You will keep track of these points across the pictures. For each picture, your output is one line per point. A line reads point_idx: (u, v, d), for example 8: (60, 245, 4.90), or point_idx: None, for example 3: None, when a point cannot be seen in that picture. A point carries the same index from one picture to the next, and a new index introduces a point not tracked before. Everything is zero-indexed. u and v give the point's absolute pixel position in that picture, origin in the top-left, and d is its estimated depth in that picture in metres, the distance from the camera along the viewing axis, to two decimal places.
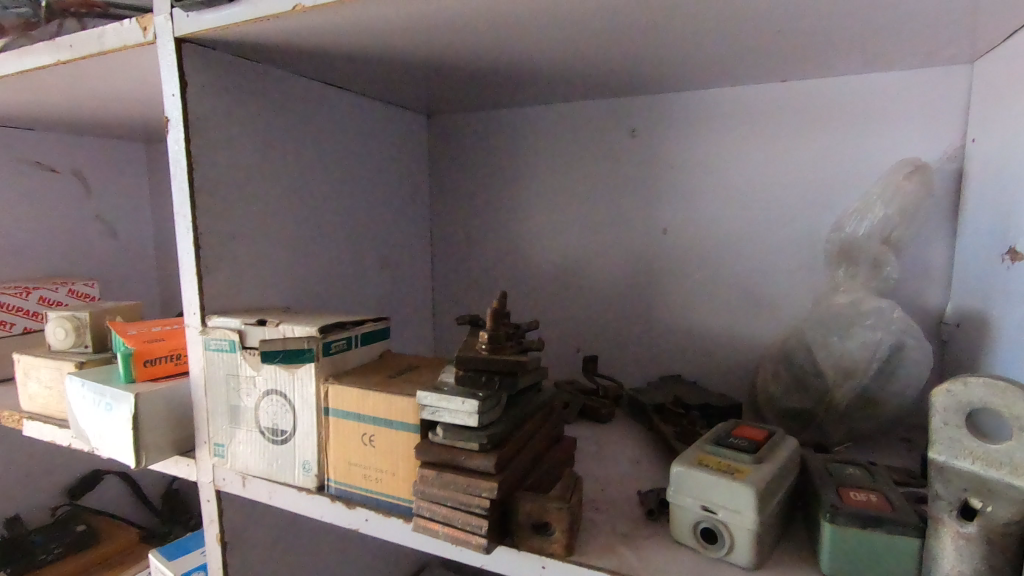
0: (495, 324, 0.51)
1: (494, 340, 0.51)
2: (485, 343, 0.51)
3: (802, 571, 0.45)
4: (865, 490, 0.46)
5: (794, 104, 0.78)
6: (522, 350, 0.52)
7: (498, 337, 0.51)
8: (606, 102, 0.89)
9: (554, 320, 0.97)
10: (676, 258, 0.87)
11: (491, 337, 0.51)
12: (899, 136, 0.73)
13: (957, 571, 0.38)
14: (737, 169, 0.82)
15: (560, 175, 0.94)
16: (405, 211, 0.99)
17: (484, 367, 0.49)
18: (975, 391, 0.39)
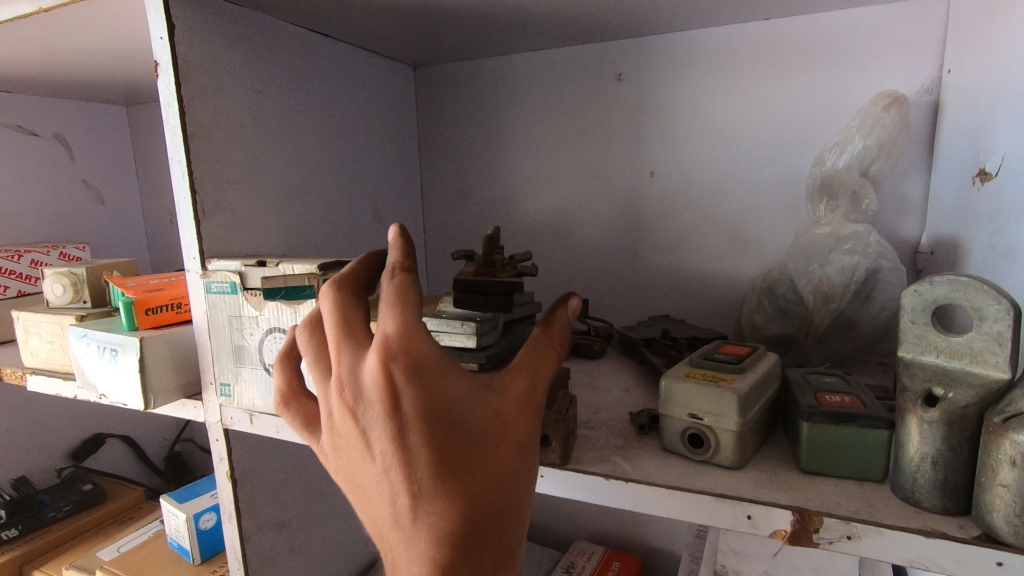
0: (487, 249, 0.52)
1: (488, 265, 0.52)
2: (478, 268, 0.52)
3: (782, 469, 0.49)
4: (841, 393, 0.50)
5: (778, 42, 0.79)
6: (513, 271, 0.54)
7: (491, 260, 0.53)
8: (593, 47, 0.90)
9: (545, 267, 0.99)
10: (663, 200, 0.89)
11: (486, 261, 0.53)
12: (877, 71, 0.75)
13: (921, 454, 0.41)
14: (722, 110, 0.83)
15: (549, 122, 0.95)
16: (395, 164, 1.00)
17: (476, 287, 0.50)
18: (940, 288, 0.41)
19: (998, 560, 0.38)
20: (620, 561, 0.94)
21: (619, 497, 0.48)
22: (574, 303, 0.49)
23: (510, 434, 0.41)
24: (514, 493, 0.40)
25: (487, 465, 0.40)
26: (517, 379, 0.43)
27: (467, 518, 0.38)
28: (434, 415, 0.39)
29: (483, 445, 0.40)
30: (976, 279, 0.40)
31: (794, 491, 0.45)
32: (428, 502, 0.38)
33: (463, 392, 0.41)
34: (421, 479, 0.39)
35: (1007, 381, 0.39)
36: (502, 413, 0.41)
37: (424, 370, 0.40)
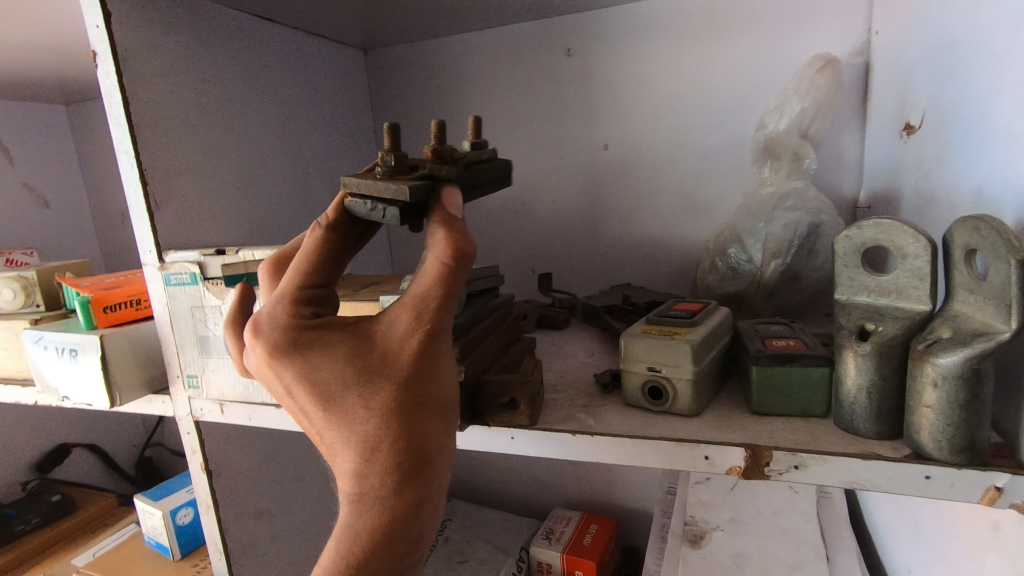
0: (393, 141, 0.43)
1: (396, 165, 0.43)
2: (385, 168, 0.43)
3: (736, 413, 0.52)
4: (786, 338, 0.53)
5: (717, 10, 0.82)
6: (426, 172, 0.43)
7: (401, 158, 0.43)
8: (542, 22, 0.91)
9: (507, 243, 1.01)
10: (618, 171, 0.91)
11: (391, 160, 0.43)
12: (811, 35, 0.78)
13: (858, 386, 0.45)
14: (669, 80, 0.86)
15: (503, 99, 0.96)
16: (352, 148, 1.00)
17: (369, 194, 0.41)
18: (867, 232, 0.45)
19: (926, 474, 0.41)
20: (597, 523, 0.98)
21: (586, 451, 0.50)
22: (450, 197, 0.42)
23: (392, 372, 0.39)
24: (412, 436, 0.39)
25: (370, 413, 0.38)
26: (396, 311, 0.39)
27: (362, 469, 0.39)
28: (306, 377, 0.39)
29: (360, 394, 0.39)
30: (895, 221, 0.44)
31: (747, 430, 0.48)
32: (332, 447, 0.40)
33: (334, 348, 0.40)
34: (323, 434, 0.40)
35: (928, 312, 0.42)
36: (378, 353, 0.39)
37: (289, 335, 0.40)
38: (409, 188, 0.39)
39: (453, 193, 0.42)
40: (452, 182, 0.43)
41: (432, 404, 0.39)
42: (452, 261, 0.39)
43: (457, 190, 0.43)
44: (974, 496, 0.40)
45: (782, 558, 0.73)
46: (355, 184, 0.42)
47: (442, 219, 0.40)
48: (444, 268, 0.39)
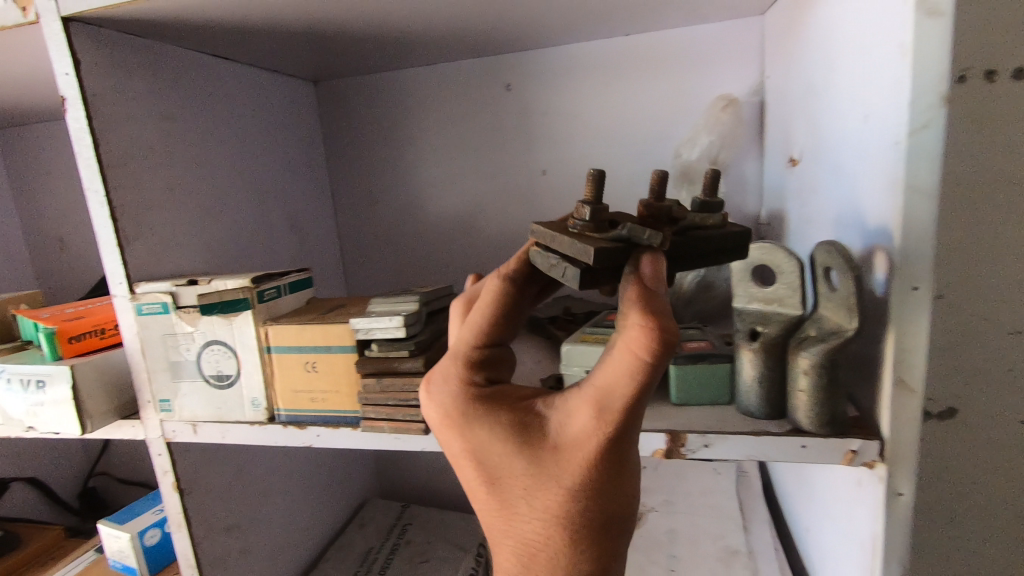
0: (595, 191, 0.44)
1: (594, 221, 0.45)
2: (581, 223, 0.45)
3: (660, 405, 0.62)
4: (698, 341, 0.64)
5: (636, 53, 0.92)
6: (622, 232, 0.43)
7: (598, 211, 0.45)
8: (483, 60, 1.00)
9: (457, 261, 1.08)
10: (555, 195, 1.01)
11: (589, 217, 0.45)
12: (716, 76, 0.90)
13: (752, 377, 0.56)
14: (598, 113, 0.96)
15: (450, 129, 1.04)
16: (305, 175, 1.04)
17: (558, 252, 0.44)
18: (755, 254, 0.56)
19: (803, 444, 0.53)
20: None
21: None
22: (646, 264, 0.41)
23: (560, 466, 0.43)
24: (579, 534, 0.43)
25: (538, 502, 0.44)
26: (576, 407, 0.42)
27: (525, 551, 0.45)
28: (477, 454, 0.46)
29: (530, 482, 0.44)
30: (774, 244, 0.55)
31: (668, 419, 0.58)
32: (499, 518, 0.46)
33: (508, 433, 0.45)
34: (490, 504, 0.46)
35: (800, 316, 0.54)
36: (547, 445, 0.43)
37: (467, 409, 0.47)
38: (592, 252, 0.39)
39: (657, 261, 0.41)
40: (655, 249, 0.42)
41: (604, 506, 0.43)
42: (646, 363, 0.39)
43: (660, 257, 0.42)
44: (837, 459, 0.52)
45: (708, 530, 0.84)
46: (544, 238, 0.45)
47: (637, 303, 0.39)
48: (636, 371, 0.39)
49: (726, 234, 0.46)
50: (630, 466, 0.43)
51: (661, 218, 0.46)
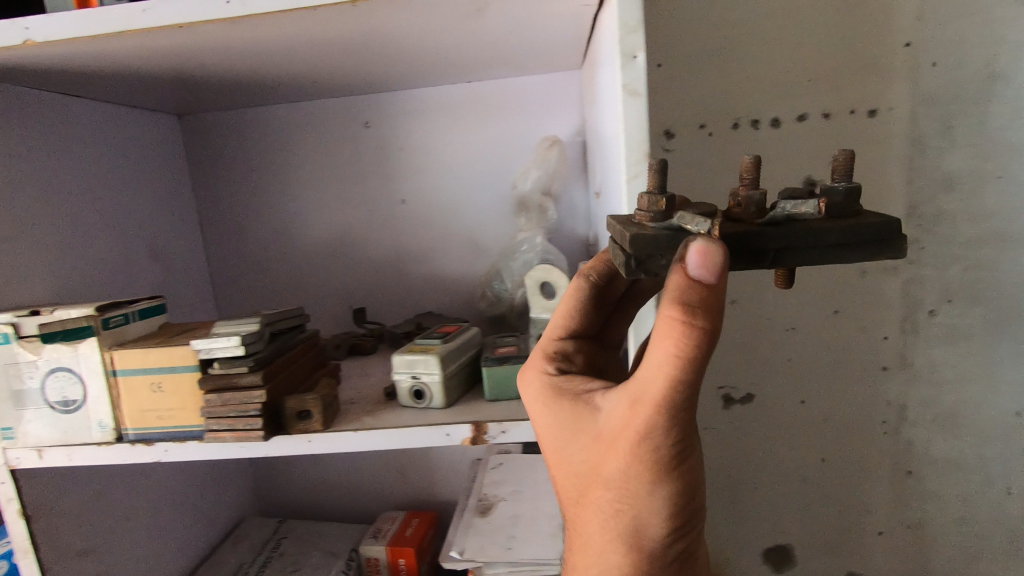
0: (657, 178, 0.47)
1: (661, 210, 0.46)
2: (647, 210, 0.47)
3: (476, 402, 0.74)
4: (509, 345, 0.78)
5: (477, 98, 1.06)
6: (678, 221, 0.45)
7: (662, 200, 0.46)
8: (342, 100, 1.09)
9: (326, 284, 1.15)
10: (413, 221, 1.11)
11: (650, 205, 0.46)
12: (545, 120, 1.05)
13: None
14: (448, 149, 1.08)
15: (314, 161, 1.12)
16: (169, 205, 1.08)
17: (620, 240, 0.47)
18: (540, 272, 0.72)
19: None
20: (418, 517, 1.15)
21: (364, 441, 0.69)
22: (690, 251, 0.40)
23: (605, 452, 0.50)
24: (624, 514, 0.50)
25: (591, 480, 0.52)
26: (619, 402, 0.48)
27: (585, 519, 0.54)
28: (546, 433, 0.55)
29: (584, 464, 0.52)
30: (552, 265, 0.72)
31: (478, 412, 0.70)
32: (564, 487, 0.56)
33: (567, 419, 0.53)
34: (558, 475, 0.56)
35: None
36: (594, 433, 0.50)
37: (544, 393, 0.56)
38: (627, 241, 0.43)
39: (704, 252, 0.40)
40: (705, 238, 0.40)
41: (639, 497, 0.49)
42: (676, 361, 0.42)
43: (710, 245, 0.40)
44: None
45: (545, 511, 0.96)
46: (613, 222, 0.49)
47: (672, 297, 0.42)
48: (666, 367, 0.43)
49: (840, 231, 0.42)
50: (679, 464, 0.47)
51: (753, 206, 0.46)
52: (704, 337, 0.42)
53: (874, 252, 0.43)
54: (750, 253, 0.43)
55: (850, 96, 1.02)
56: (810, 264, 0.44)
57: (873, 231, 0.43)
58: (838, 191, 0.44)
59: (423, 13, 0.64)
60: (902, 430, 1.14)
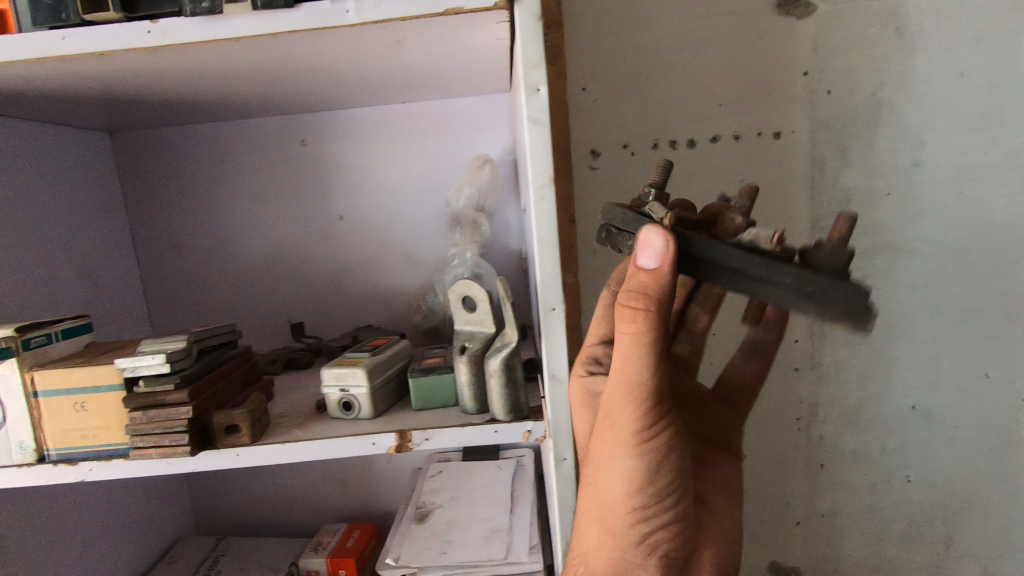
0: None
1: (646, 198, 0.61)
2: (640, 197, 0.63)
3: (404, 412, 0.77)
4: (436, 356, 0.82)
5: (411, 118, 1.10)
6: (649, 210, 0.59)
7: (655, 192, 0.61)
8: (278, 118, 1.11)
9: (264, 299, 1.16)
10: (351, 237, 1.14)
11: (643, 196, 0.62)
12: (477, 140, 1.10)
13: (466, 383, 0.73)
14: (384, 167, 1.12)
15: (250, 178, 1.13)
16: (99, 222, 1.07)
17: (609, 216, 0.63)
18: (459, 288, 0.76)
19: (495, 429, 0.70)
20: (360, 528, 1.17)
21: (292, 453, 0.71)
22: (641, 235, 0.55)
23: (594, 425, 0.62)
24: (599, 475, 0.60)
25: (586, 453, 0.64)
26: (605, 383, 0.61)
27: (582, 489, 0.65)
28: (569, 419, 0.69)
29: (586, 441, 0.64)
30: (470, 280, 0.75)
31: (404, 422, 0.73)
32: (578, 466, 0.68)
33: None
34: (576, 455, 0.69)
35: (492, 333, 0.74)
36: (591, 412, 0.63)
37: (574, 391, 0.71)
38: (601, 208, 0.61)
39: (645, 238, 0.54)
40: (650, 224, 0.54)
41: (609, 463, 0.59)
42: (628, 336, 0.55)
43: (648, 231, 0.54)
44: (519, 438, 0.71)
45: (480, 515, 1.00)
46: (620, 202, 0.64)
47: (628, 283, 0.56)
48: (625, 343, 0.56)
49: (799, 276, 0.50)
50: (641, 434, 0.57)
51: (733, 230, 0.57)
52: (650, 317, 0.54)
53: (833, 313, 0.50)
54: (703, 258, 0.55)
55: (756, 119, 1.11)
56: (766, 295, 0.53)
57: (834, 290, 0.50)
58: (820, 248, 0.53)
59: (344, 46, 0.68)
60: (814, 426, 1.23)
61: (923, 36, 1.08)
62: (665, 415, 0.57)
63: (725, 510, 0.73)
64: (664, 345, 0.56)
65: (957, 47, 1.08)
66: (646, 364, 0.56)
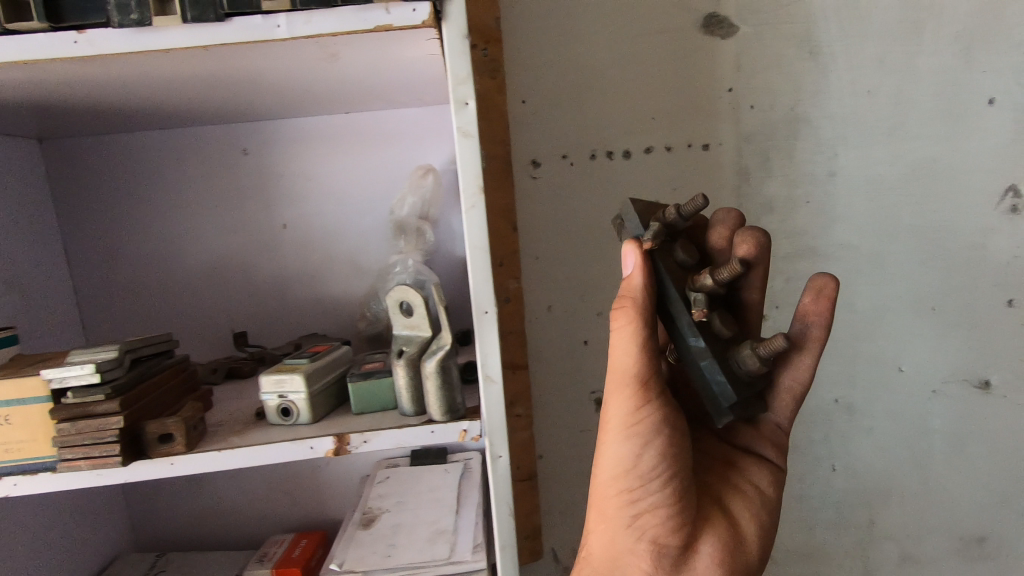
0: (692, 211, 0.67)
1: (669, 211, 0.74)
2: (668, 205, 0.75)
3: (344, 416, 0.79)
4: (376, 361, 0.84)
5: (355, 129, 1.11)
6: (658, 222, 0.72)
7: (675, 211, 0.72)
8: (219, 127, 1.10)
9: (206, 309, 1.15)
10: (294, 245, 1.14)
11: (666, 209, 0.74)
12: (421, 150, 1.13)
13: (403, 385, 0.75)
14: (328, 176, 1.13)
15: (190, 187, 1.12)
16: (29, 232, 1.04)
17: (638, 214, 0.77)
18: (397, 293, 0.78)
19: (432, 429, 0.72)
20: (307, 538, 1.16)
21: (228, 460, 0.71)
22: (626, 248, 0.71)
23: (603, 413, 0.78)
24: (599, 457, 0.75)
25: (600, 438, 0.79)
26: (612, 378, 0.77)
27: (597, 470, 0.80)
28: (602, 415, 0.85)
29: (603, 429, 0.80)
30: (408, 286, 0.78)
31: (343, 426, 0.75)
32: None
33: None
34: None
35: (429, 337, 0.77)
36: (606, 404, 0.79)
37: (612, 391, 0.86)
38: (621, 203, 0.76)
39: (624, 252, 0.70)
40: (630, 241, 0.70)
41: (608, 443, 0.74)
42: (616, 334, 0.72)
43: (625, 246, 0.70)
44: (455, 437, 0.73)
45: (425, 517, 1.01)
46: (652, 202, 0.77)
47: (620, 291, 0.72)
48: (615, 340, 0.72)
49: (699, 351, 0.67)
50: (627, 417, 0.72)
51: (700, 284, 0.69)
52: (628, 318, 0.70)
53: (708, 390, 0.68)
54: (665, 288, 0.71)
55: (686, 132, 1.17)
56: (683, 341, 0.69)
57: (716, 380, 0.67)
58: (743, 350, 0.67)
59: (279, 58, 0.70)
60: None
61: (835, 57, 1.17)
62: (650, 408, 0.72)
63: (738, 506, 0.83)
64: (650, 345, 0.70)
65: (865, 67, 1.18)
66: (633, 363, 0.71)
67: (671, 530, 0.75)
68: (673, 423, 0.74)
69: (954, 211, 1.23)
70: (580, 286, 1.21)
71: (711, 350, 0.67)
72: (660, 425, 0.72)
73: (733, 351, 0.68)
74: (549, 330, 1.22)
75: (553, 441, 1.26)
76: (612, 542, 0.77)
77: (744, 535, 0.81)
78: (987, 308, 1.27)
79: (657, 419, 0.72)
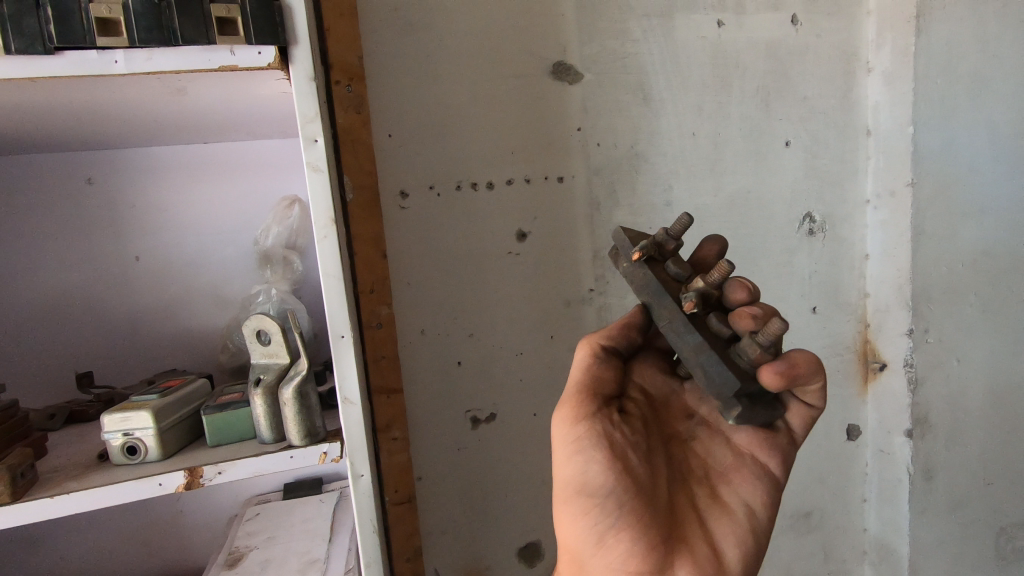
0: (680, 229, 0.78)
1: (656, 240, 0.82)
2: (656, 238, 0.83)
3: (198, 450, 0.77)
4: (234, 392, 0.84)
5: (214, 159, 1.10)
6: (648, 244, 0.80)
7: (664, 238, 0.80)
8: (57, 156, 1.04)
9: (42, 350, 1.06)
10: (149, 279, 1.10)
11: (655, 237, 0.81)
12: (286, 181, 1.14)
13: (261, 413, 0.75)
14: (185, 207, 1.10)
15: (22, 218, 1.04)
16: None
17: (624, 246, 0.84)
18: (254, 321, 0.79)
19: (291, 455, 0.73)
20: None
21: (63, 506, 0.67)
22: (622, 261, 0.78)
23: None
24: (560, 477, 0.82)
25: None
26: None
27: None
28: None
29: None
30: (265, 314, 0.79)
31: (195, 459, 0.74)
32: None
33: None
34: None
35: (288, 364, 0.79)
36: None
37: None
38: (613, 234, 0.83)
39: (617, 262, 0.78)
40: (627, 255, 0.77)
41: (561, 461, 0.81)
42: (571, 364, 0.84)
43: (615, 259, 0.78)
44: (315, 459, 0.75)
45: (295, 548, 1.00)
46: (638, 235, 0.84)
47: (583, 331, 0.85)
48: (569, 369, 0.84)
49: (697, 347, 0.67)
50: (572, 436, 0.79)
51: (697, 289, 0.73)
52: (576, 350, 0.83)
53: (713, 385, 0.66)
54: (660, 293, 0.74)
55: (542, 166, 1.29)
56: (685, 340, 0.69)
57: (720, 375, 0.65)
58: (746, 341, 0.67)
59: (119, 92, 0.70)
60: None
61: (664, 104, 1.35)
62: (589, 429, 0.79)
63: (720, 526, 0.80)
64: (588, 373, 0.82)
65: (689, 114, 1.37)
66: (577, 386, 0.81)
67: (635, 549, 0.77)
68: (621, 441, 0.79)
69: (765, 234, 1.46)
70: (451, 309, 1.27)
71: (710, 343, 0.67)
72: (605, 443, 0.78)
73: (733, 348, 0.69)
74: (422, 353, 1.26)
75: (432, 462, 1.29)
76: (583, 560, 0.81)
77: (726, 557, 0.79)
78: (797, 315, 1.51)
79: (600, 437, 0.78)
